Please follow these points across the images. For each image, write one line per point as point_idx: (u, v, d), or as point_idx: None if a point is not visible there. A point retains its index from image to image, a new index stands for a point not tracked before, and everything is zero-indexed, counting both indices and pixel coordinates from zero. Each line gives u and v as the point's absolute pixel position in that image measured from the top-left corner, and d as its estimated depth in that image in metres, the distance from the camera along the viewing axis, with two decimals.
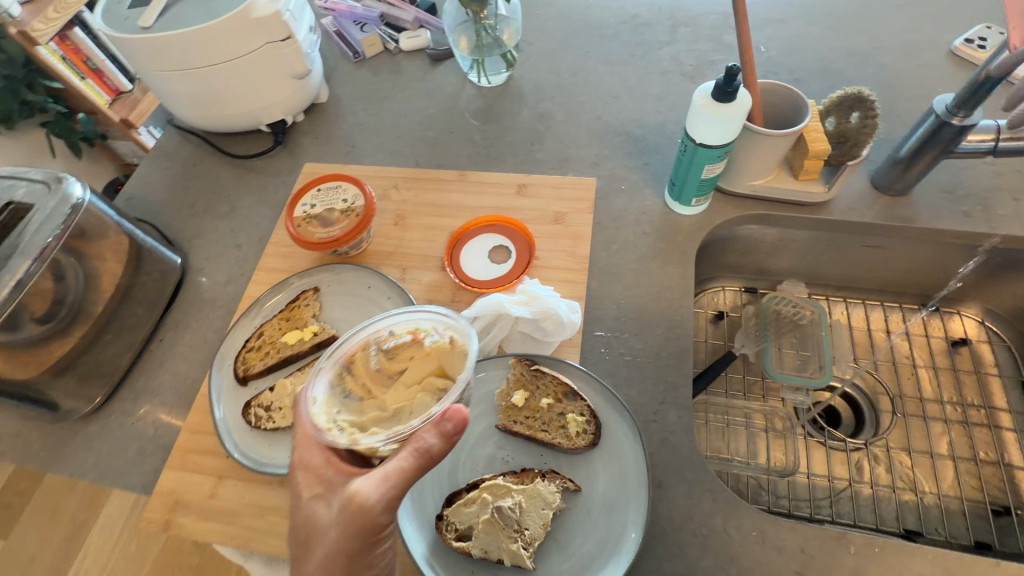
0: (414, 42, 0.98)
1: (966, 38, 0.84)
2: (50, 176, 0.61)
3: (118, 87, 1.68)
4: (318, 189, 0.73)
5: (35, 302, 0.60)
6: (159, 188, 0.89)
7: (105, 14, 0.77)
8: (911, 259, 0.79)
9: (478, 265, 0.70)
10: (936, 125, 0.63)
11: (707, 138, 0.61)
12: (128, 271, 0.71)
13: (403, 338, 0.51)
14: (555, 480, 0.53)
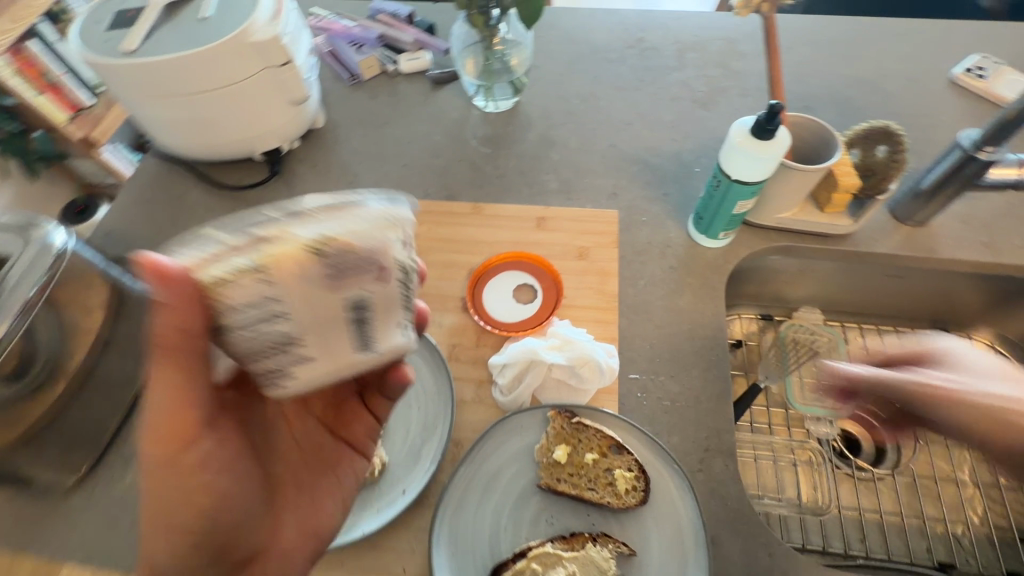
0: (414, 65, 0.94)
1: (966, 67, 0.86)
2: (26, 222, 0.54)
3: (78, 103, 1.53)
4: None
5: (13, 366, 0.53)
6: (140, 222, 0.82)
7: (83, 37, 0.70)
8: (924, 286, 0.80)
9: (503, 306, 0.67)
10: (962, 159, 0.63)
11: (743, 174, 0.59)
12: (113, 321, 0.64)
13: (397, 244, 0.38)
14: (609, 544, 0.50)
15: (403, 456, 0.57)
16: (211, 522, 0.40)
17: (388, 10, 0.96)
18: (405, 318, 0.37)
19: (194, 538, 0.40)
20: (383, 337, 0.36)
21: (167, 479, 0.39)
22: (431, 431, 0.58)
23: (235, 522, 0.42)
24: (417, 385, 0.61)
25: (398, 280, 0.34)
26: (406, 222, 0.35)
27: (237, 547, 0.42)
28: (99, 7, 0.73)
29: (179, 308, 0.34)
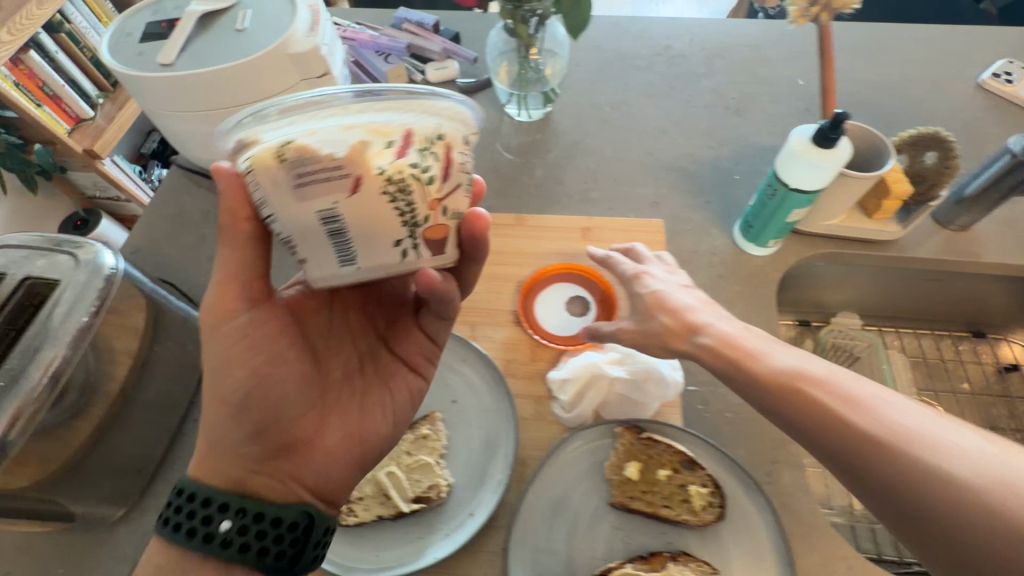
0: (442, 74, 0.92)
1: (993, 72, 0.87)
2: (77, 245, 0.53)
3: (79, 114, 1.45)
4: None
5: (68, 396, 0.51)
6: (169, 239, 0.79)
7: (116, 50, 0.68)
8: (963, 290, 0.81)
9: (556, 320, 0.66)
10: (1013, 163, 0.63)
11: (802, 183, 0.59)
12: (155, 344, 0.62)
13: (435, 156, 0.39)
14: (690, 563, 0.49)
15: (468, 476, 0.55)
16: (247, 399, 0.42)
17: (413, 19, 0.95)
18: (405, 237, 0.39)
19: (234, 410, 0.42)
20: (372, 259, 0.39)
21: (218, 352, 0.42)
22: (495, 450, 0.56)
23: (275, 407, 0.43)
24: (476, 403, 0.59)
25: (380, 185, 0.36)
26: (402, 132, 0.37)
27: (274, 430, 0.43)
28: (129, 16, 0.71)
29: (230, 191, 0.41)
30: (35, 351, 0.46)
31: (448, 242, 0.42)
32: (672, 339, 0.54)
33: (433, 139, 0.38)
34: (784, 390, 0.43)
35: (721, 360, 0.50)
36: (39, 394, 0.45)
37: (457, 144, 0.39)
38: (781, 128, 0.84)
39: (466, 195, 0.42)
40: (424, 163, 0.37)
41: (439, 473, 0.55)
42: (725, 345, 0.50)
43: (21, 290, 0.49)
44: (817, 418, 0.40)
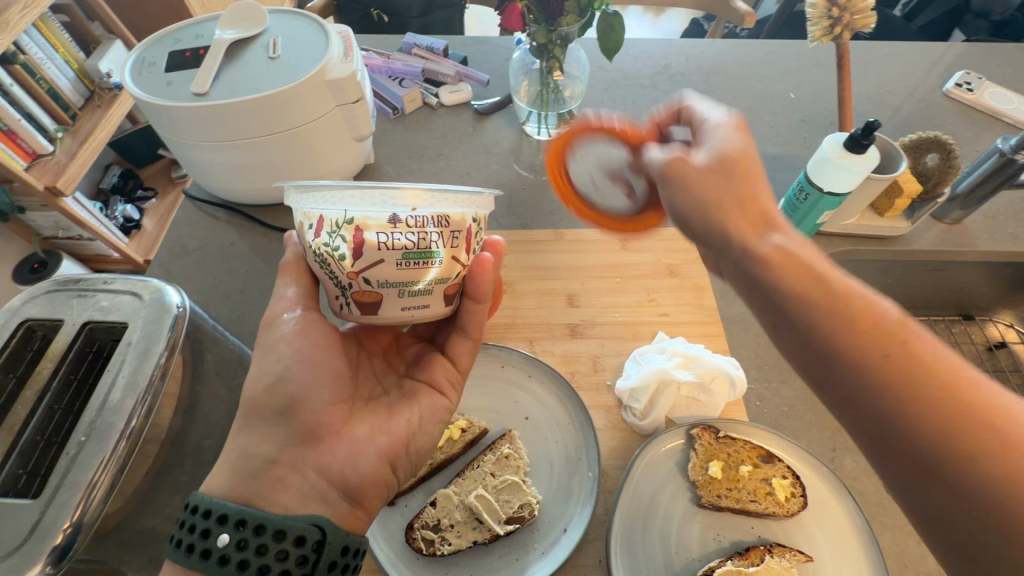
0: (457, 97, 0.94)
1: (956, 82, 1.00)
2: (137, 284, 0.49)
3: (37, 150, 1.21)
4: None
5: (149, 450, 0.47)
6: (193, 275, 0.75)
7: (143, 83, 0.65)
8: (958, 280, 0.88)
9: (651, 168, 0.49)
10: (1002, 161, 0.71)
11: (834, 186, 0.64)
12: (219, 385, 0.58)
13: (351, 233, 0.39)
14: (786, 554, 0.51)
15: (555, 492, 0.55)
16: (284, 373, 0.44)
17: (423, 44, 0.96)
18: (341, 295, 0.42)
19: (271, 385, 0.44)
20: (333, 307, 0.44)
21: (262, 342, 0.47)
22: (577, 463, 0.56)
23: (303, 386, 0.44)
24: (549, 418, 0.59)
25: (313, 254, 0.42)
26: (319, 216, 0.40)
27: (303, 412, 0.44)
28: (149, 45, 0.70)
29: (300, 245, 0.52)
30: (113, 401, 0.43)
31: (383, 307, 0.42)
32: (740, 213, 0.45)
33: (341, 223, 0.39)
34: (891, 340, 0.34)
35: (768, 282, 0.41)
36: (123, 451, 0.41)
37: (379, 223, 0.39)
38: (785, 139, 0.91)
39: (400, 268, 0.40)
40: (334, 243, 0.40)
41: (528, 491, 0.54)
42: (811, 278, 0.39)
43: (81, 336, 0.47)
44: (921, 402, 0.32)
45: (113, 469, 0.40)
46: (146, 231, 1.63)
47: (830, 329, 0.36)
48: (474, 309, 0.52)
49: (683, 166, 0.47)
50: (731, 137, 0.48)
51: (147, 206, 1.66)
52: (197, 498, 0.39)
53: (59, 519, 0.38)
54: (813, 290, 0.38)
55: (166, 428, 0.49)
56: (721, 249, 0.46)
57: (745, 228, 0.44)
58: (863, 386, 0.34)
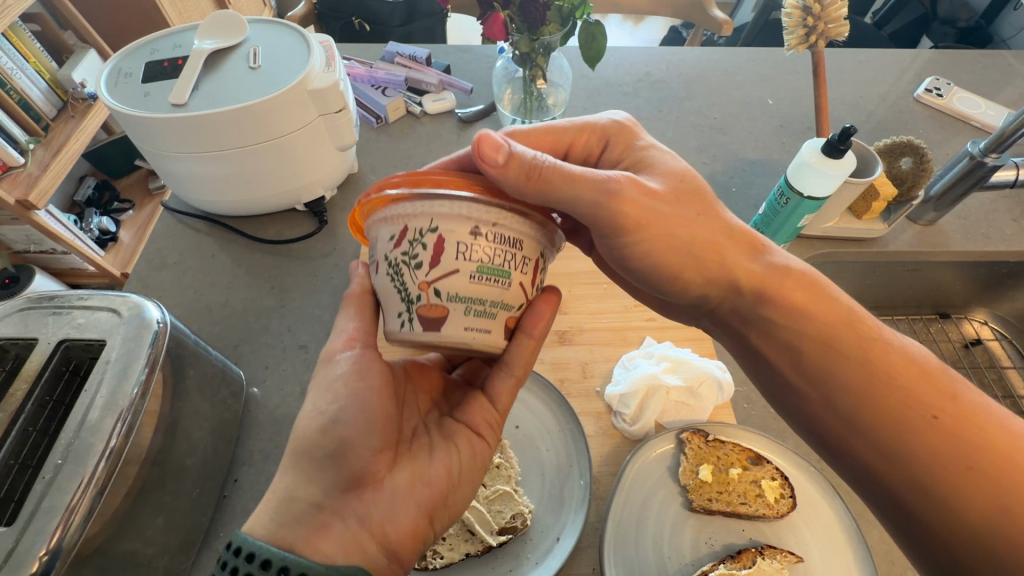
0: (440, 105, 0.94)
1: (926, 88, 1.03)
2: (115, 300, 0.48)
3: (7, 162, 1.17)
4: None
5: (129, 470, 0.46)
6: (173, 289, 0.73)
7: (119, 94, 0.64)
8: (934, 280, 0.90)
9: (593, 178, 0.43)
10: (972, 164, 0.73)
11: (813, 191, 0.65)
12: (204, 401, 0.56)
13: (435, 239, 0.39)
14: (777, 555, 0.51)
15: (547, 501, 0.55)
16: (337, 415, 0.43)
17: (405, 53, 0.95)
18: (405, 310, 0.41)
19: (324, 429, 0.43)
20: (389, 326, 0.43)
21: (320, 381, 0.46)
22: (569, 471, 0.56)
23: (353, 431, 0.43)
24: (541, 427, 0.59)
25: (387, 267, 0.42)
26: (402, 226, 0.40)
27: (351, 457, 0.42)
28: (125, 55, 0.69)
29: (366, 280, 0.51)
30: (91, 421, 0.41)
31: (449, 325, 0.40)
32: (739, 249, 0.47)
33: (423, 232, 0.39)
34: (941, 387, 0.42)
35: (791, 328, 0.46)
36: (102, 473, 0.40)
37: (460, 235, 0.39)
38: (764, 144, 0.93)
39: (473, 282, 0.40)
40: (414, 252, 0.40)
41: (520, 500, 0.54)
42: (842, 318, 0.45)
43: (57, 355, 0.46)
44: (924, 435, 0.40)
45: (91, 492, 0.39)
46: (123, 243, 1.60)
47: (865, 367, 0.43)
48: (526, 347, 0.46)
49: (642, 196, 0.44)
50: (668, 159, 0.49)
51: (124, 218, 1.63)
52: (241, 537, 0.37)
53: (36, 546, 0.36)
54: (837, 331, 0.45)
55: (147, 447, 0.48)
56: (723, 292, 0.49)
57: (742, 263, 0.47)
58: (877, 427, 0.42)
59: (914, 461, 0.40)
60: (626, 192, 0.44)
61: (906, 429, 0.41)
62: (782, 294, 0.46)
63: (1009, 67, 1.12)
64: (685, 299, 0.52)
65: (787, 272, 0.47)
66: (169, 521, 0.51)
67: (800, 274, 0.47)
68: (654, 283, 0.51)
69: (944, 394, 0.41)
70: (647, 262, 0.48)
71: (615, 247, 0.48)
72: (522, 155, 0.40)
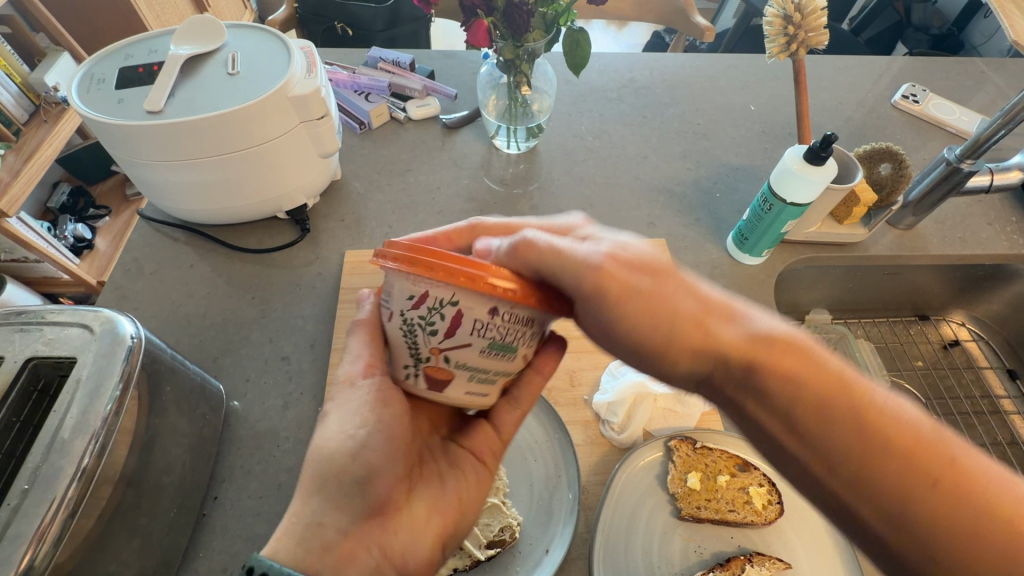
0: (425, 111, 0.93)
1: (902, 94, 1.05)
2: (86, 316, 0.46)
3: None
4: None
5: (102, 492, 0.44)
6: (151, 299, 0.71)
7: (91, 100, 0.62)
8: (913, 283, 0.92)
9: (578, 251, 0.41)
10: (949, 170, 0.75)
11: (796, 197, 0.66)
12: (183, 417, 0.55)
13: (450, 314, 0.36)
14: (765, 562, 0.51)
15: (536, 513, 0.54)
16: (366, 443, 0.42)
17: (389, 58, 0.94)
18: (411, 364, 0.41)
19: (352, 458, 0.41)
20: (396, 369, 0.43)
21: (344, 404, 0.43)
22: (558, 481, 0.55)
23: (380, 458, 0.42)
24: (529, 436, 0.58)
25: (399, 320, 0.39)
26: (423, 290, 0.36)
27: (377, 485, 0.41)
28: (98, 61, 0.67)
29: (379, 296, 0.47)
30: (61, 441, 0.40)
31: (455, 386, 0.40)
32: (714, 323, 0.42)
33: (443, 303, 0.36)
34: (930, 445, 0.37)
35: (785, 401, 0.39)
36: (71, 497, 0.38)
37: (477, 311, 0.36)
38: (746, 149, 0.93)
39: (484, 356, 0.38)
40: (431, 318, 0.37)
41: (508, 513, 0.53)
42: (835, 384, 0.39)
43: (25, 374, 0.44)
44: (920, 507, 0.36)
45: (62, 515, 0.38)
46: (99, 251, 1.55)
47: (850, 438, 0.37)
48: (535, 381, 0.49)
49: (624, 266, 0.41)
50: (626, 237, 0.45)
51: (100, 225, 1.58)
52: (261, 561, 0.35)
53: None
54: (835, 401, 0.38)
55: (122, 467, 0.46)
56: (708, 360, 0.42)
57: (717, 334, 0.41)
58: (874, 502, 0.37)
59: (935, 544, 0.35)
60: (607, 265, 0.41)
61: (915, 506, 0.36)
62: (766, 366, 0.40)
63: (980, 74, 1.15)
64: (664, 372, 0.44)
65: (772, 339, 0.41)
66: (145, 543, 0.49)
67: (785, 338, 0.41)
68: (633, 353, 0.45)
69: (934, 453, 0.36)
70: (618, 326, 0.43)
71: (599, 322, 0.43)
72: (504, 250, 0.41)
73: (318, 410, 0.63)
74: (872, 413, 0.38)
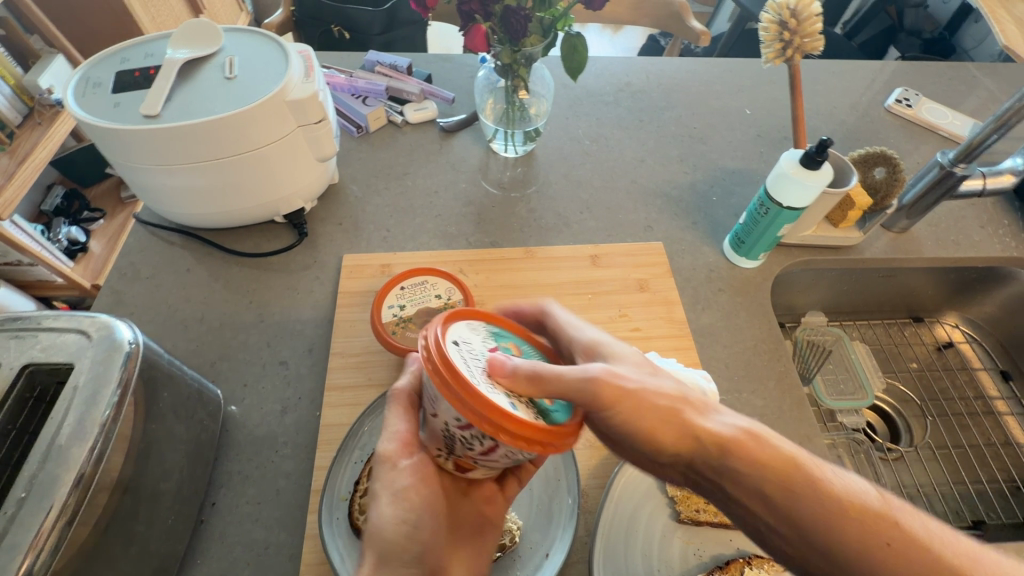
0: (422, 115, 0.93)
1: (895, 98, 1.06)
2: (83, 322, 0.46)
3: None
4: (401, 286, 0.67)
5: (99, 500, 0.44)
6: (148, 303, 0.71)
7: (87, 104, 0.62)
8: (908, 285, 0.93)
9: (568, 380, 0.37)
10: (942, 173, 0.76)
11: (792, 201, 0.66)
12: (181, 422, 0.55)
13: (485, 447, 0.36)
14: (764, 564, 0.52)
15: (535, 516, 0.54)
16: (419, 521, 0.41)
17: (386, 62, 0.94)
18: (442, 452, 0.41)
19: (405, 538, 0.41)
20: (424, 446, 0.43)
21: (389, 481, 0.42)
22: (557, 485, 0.56)
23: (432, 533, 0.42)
24: None
25: (441, 423, 0.38)
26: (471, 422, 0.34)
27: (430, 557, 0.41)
28: (95, 64, 0.67)
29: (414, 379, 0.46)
30: (58, 448, 0.39)
31: (475, 473, 0.41)
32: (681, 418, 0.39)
33: (486, 440, 0.35)
34: (885, 523, 0.35)
35: (755, 484, 0.37)
36: (69, 505, 0.38)
37: (510, 451, 0.36)
38: (742, 153, 0.94)
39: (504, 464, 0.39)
40: (472, 442, 0.36)
41: (508, 517, 0.53)
42: (792, 469, 0.37)
43: (21, 380, 0.43)
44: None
45: (60, 523, 0.38)
46: (93, 254, 1.55)
47: (815, 520, 0.35)
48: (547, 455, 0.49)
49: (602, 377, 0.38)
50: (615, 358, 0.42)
51: (95, 227, 1.58)
52: None
53: None
54: (796, 488, 0.36)
55: (119, 474, 0.46)
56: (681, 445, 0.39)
57: (694, 421, 0.39)
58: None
59: None
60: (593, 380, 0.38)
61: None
62: (736, 460, 0.37)
63: (972, 78, 1.16)
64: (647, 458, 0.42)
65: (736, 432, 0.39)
66: (143, 551, 0.49)
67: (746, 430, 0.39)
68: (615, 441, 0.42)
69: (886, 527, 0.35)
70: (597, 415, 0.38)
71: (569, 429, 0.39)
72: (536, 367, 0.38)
73: (316, 414, 0.63)
74: (852, 508, 0.35)
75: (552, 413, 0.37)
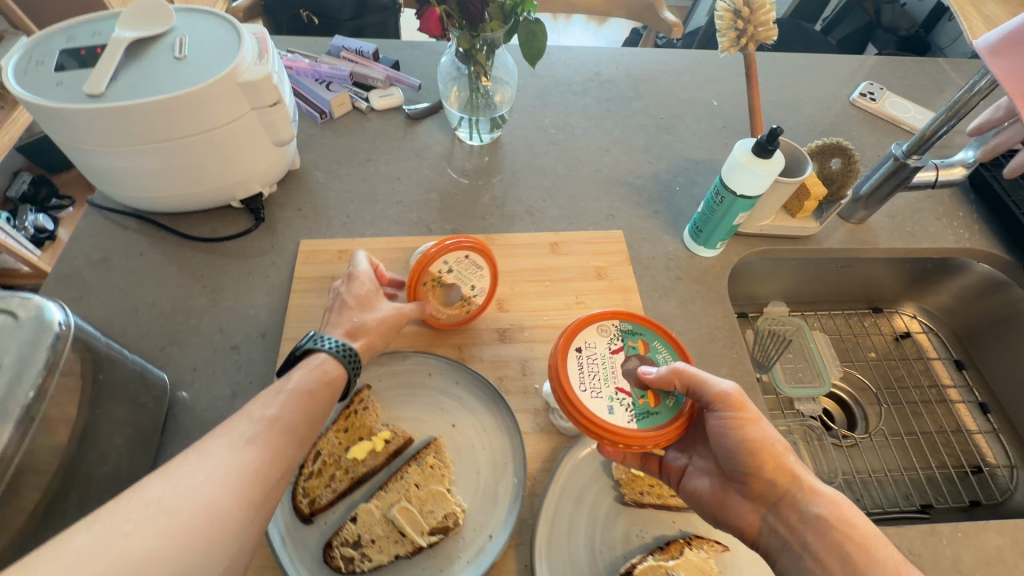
0: (387, 101, 0.93)
1: (860, 92, 1.07)
2: (9, 302, 0.45)
3: None
4: (466, 255, 0.63)
5: (23, 483, 0.43)
6: (98, 288, 0.70)
7: (28, 82, 0.60)
8: (865, 275, 0.94)
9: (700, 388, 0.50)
10: (896, 165, 0.77)
11: (746, 189, 0.67)
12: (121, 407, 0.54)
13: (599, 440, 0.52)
14: (704, 545, 0.53)
15: (480, 500, 0.55)
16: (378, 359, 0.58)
17: (351, 47, 0.93)
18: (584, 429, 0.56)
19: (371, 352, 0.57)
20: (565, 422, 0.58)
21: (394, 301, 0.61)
22: (504, 468, 0.56)
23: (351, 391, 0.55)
24: (476, 424, 0.59)
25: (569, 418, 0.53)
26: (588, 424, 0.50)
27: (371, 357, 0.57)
28: (38, 42, 0.65)
29: (567, 348, 0.54)
30: None
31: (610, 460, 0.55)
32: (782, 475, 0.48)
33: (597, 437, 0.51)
34: None
35: (835, 539, 0.44)
36: None
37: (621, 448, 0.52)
38: (707, 144, 0.95)
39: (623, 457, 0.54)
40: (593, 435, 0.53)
41: (452, 500, 0.53)
42: (862, 550, 0.43)
43: None
44: None
45: None
46: (61, 242, 1.51)
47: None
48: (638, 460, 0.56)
49: (729, 409, 0.50)
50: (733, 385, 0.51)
51: (64, 215, 1.54)
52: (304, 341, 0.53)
53: None
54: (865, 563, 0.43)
55: (49, 456, 0.46)
56: (788, 488, 0.48)
57: (809, 477, 0.49)
58: None
59: None
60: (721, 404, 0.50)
61: None
62: (816, 519, 0.46)
63: (938, 74, 1.17)
64: (745, 484, 0.50)
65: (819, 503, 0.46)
66: None
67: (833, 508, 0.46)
68: (732, 472, 0.51)
69: None
70: (742, 437, 0.49)
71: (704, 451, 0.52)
72: (660, 380, 0.52)
73: None
74: None
75: (659, 416, 0.51)
